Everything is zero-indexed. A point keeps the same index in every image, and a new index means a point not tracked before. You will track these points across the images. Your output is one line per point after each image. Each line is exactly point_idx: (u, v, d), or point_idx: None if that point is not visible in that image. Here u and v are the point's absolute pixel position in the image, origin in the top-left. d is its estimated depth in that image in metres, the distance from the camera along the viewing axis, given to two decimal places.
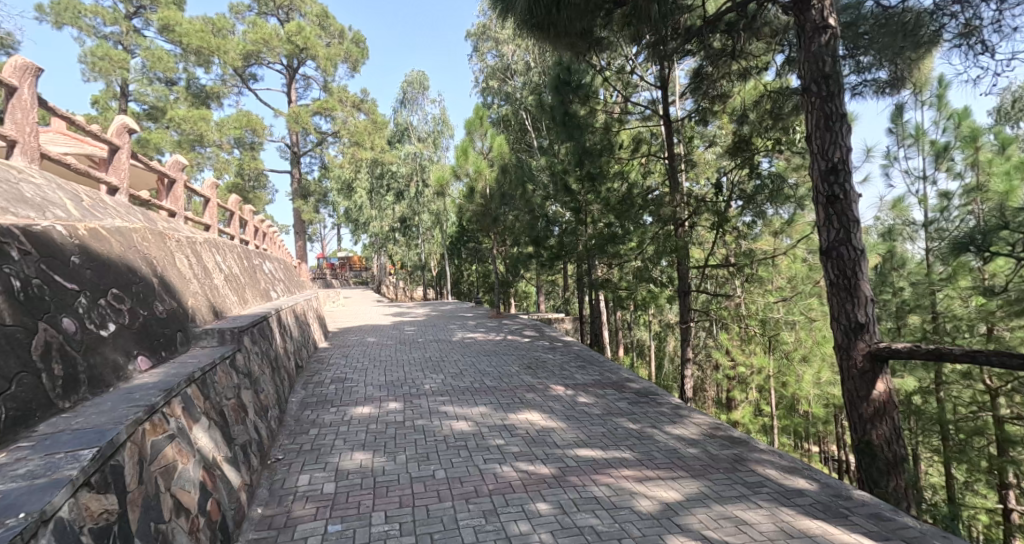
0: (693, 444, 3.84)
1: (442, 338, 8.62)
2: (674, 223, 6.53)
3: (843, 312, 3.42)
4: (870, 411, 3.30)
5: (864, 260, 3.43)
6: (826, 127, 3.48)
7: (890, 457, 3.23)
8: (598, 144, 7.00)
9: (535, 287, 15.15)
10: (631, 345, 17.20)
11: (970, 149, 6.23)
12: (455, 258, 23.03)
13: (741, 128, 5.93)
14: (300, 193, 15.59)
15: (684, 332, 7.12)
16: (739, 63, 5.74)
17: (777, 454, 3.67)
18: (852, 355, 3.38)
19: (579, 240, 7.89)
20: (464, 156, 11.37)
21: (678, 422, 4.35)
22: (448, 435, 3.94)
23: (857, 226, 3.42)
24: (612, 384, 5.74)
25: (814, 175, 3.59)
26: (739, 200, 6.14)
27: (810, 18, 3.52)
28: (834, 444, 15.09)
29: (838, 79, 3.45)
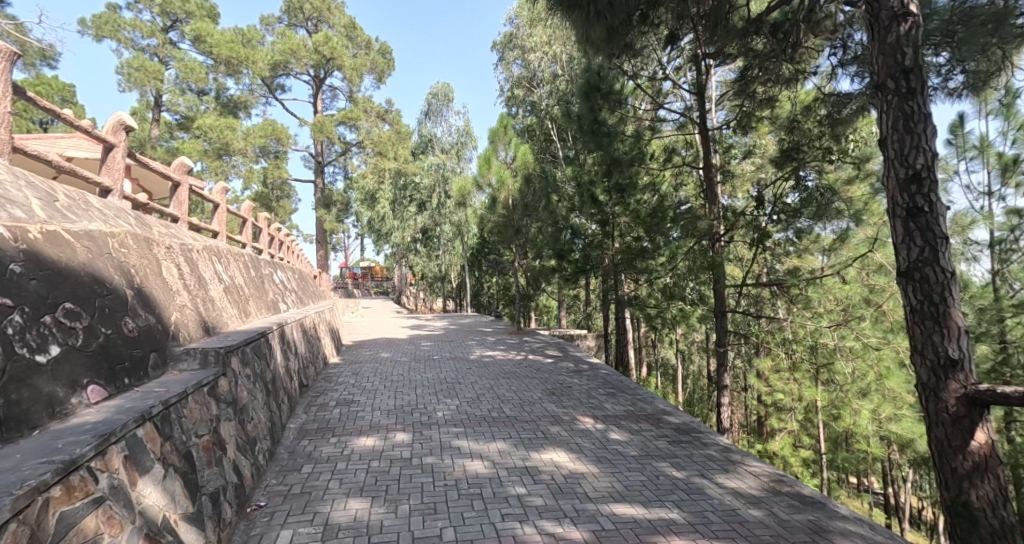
0: (755, 505, 3.65)
1: (459, 355, 8.29)
2: (710, 238, 6.16)
3: (931, 345, 3.12)
4: (968, 465, 2.99)
5: (953, 283, 3.11)
6: (906, 129, 3.19)
7: (995, 525, 2.90)
8: (628, 153, 6.58)
9: (558, 301, 14.75)
10: (655, 363, 16.66)
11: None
12: (477, 270, 22.82)
13: (793, 135, 5.61)
14: (323, 203, 15.52)
15: (721, 357, 6.70)
16: (790, 66, 5.38)
17: (862, 524, 3.46)
18: (943, 397, 3.08)
19: (606, 254, 7.55)
20: (488, 165, 11.04)
21: (732, 472, 4.19)
22: (461, 480, 3.70)
23: (945, 243, 3.11)
24: (647, 417, 5.39)
25: (890, 184, 3.30)
26: (782, 216, 5.71)
27: (887, 5, 3.23)
28: (872, 473, 14.32)
29: (920, 73, 3.17)
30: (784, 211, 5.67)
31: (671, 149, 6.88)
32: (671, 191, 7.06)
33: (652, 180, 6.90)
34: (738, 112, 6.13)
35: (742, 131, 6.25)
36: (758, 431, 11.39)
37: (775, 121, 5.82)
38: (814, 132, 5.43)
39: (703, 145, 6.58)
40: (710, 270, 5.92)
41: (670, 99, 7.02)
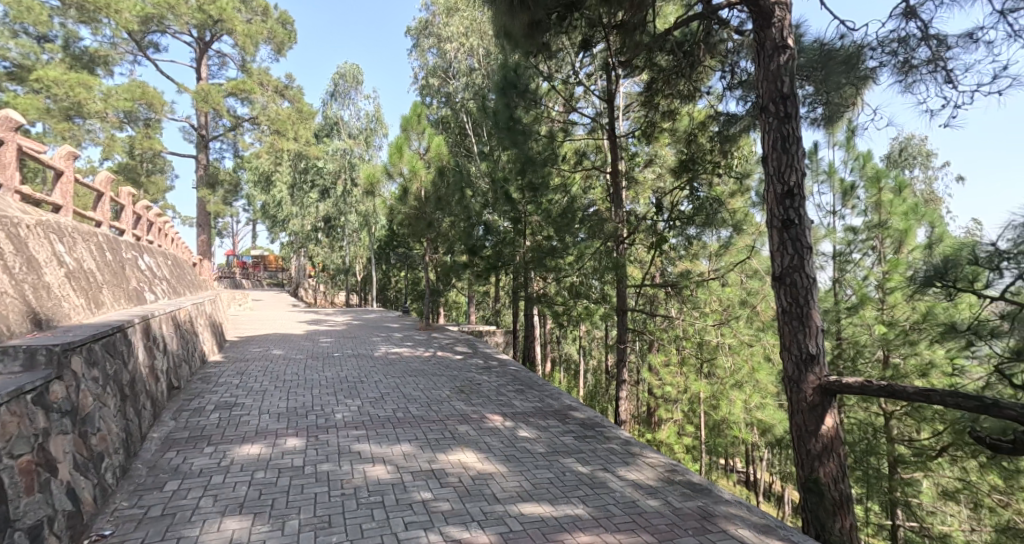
0: (652, 495, 3.78)
1: (362, 352, 7.92)
2: (616, 240, 6.39)
3: (795, 342, 3.67)
4: (818, 446, 3.56)
5: (816, 289, 3.67)
6: (783, 149, 3.69)
7: (837, 497, 3.47)
8: (543, 154, 6.56)
9: (467, 297, 14.63)
10: (558, 359, 17.14)
11: (873, 189, 7.73)
12: (382, 264, 22.19)
13: (688, 148, 5.98)
14: (208, 183, 13.89)
15: (622, 352, 6.98)
16: (689, 82, 5.62)
17: (743, 508, 3.70)
18: (802, 388, 3.63)
19: (518, 251, 7.55)
20: (399, 154, 10.63)
21: (632, 464, 4.34)
22: (360, 488, 3.49)
23: (809, 253, 3.65)
24: (555, 414, 5.51)
25: (770, 199, 3.78)
26: (676, 223, 6.18)
27: (771, 36, 3.74)
28: (743, 460, 15.76)
29: (794, 101, 3.69)
30: (679, 218, 6.10)
31: (582, 153, 7.20)
32: (581, 193, 7.26)
33: (564, 181, 7.02)
34: (643, 122, 6.46)
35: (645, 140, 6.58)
36: (649, 422, 12.04)
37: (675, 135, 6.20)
38: (707, 146, 5.74)
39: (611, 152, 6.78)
40: (615, 270, 6.14)
41: (582, 103, 7.15)
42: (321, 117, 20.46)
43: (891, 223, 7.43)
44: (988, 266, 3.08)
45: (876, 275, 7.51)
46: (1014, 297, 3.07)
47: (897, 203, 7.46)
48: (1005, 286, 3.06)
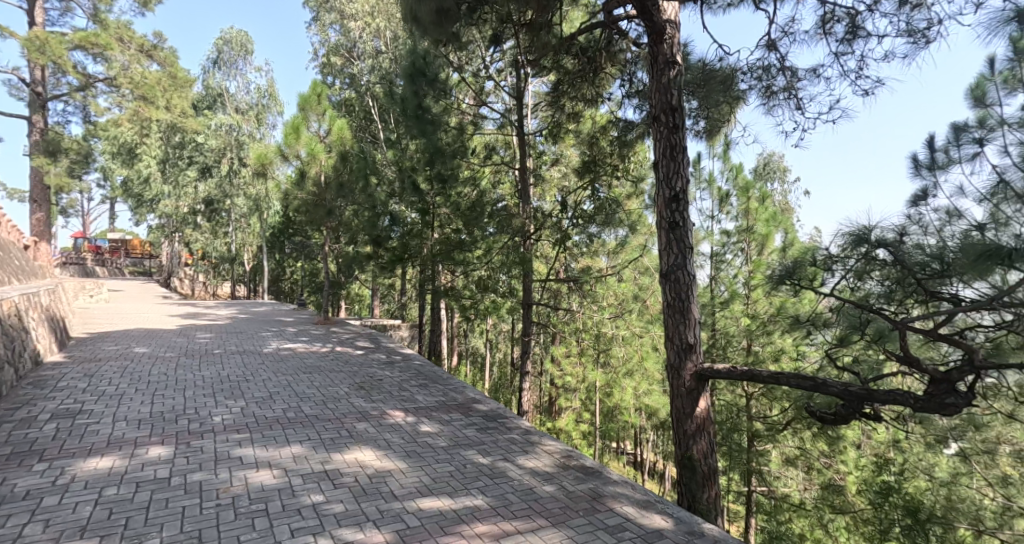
0: (548, 481, 4.00)
1: (247, 349, 7.38)
2: (522, 236, 6.65)
3: (678, 332, 4.68)
4: (693, 428, 4.58)
5: (694, 286, 4.76)
6: (672, 156, 4.68)
7: (705, 470, 4.48)
8: (452, 144, 6.49)
9: (370, 290, 14.16)
10: (465, 352, 17.15)
11: (742, 198, 8.45)
12: (276, 252, 20.91)
13: (590, 151, 6.67)
14: (47, 150, 11.81)
15: (526, 345, 7.19)
16: (592, 89, 6.21)
17: (629, 486, 4.01)
18: (683, 375, 4.66)
19: (426, 244, 6.99)
20: (296, 135, 9.90)
21: (531, 453, 4.53)
22: (239, 496, 3.24)
23: (690, 248, 4.71)
24: (459, 407, 5.52)
25: (660, 202, 4.78)
26: (580, 220, 6.68)
27: (662, 53, 4.71)
28: (634, 443, 16.80)
29: (681, 113, 4.68)
30: (582, 216, 6.65)
31: (492, 148, 7.29)
32: (490, 187, 7.37)
33: (473, 174, 7.06)
34: (550, 122, 6.94)
35: (552, 139, 7.11)
36: (550, 411, 12.43)
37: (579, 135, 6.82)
38: (607, 150, 6.46)
39: (519, 149, 7.09)
40: (522, 264, 6.39)
41: (492, 98, 7.17)
42: (202, 87, 19.01)
43: (756, 228, 8.31)
44: (823, 266, 3.80)
45: (744, 274, 8.39)
46: (841, 294, 3.83)
47: (761, 211, 8.26)
48: (837, 284, 3.79)
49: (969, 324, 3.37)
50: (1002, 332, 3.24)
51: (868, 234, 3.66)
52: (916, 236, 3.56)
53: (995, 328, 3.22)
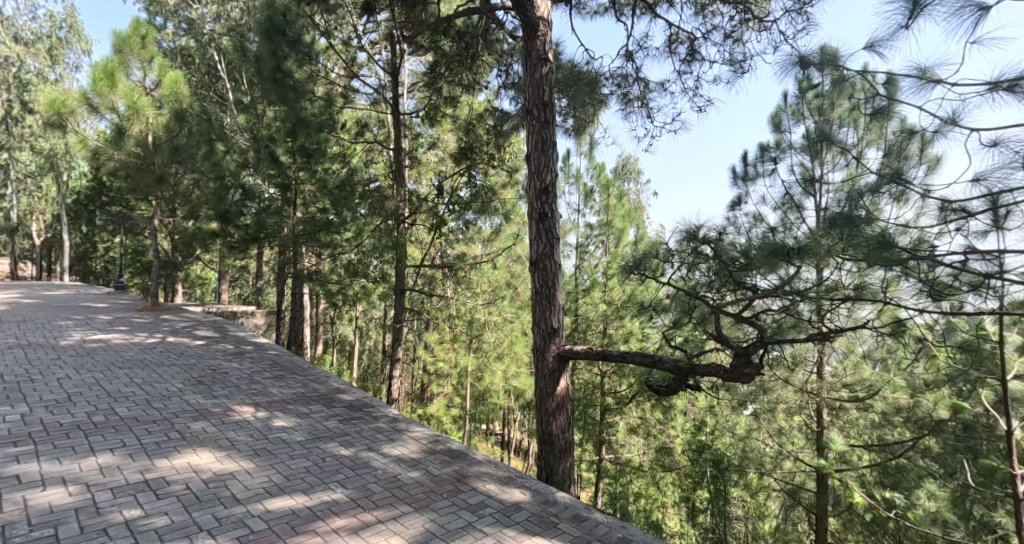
0: (413, 467, 4.08)
1: (42, 343, 6.17)
2: (395, 219, 6.52)
3: (544, 318, 4.96)
4: (553, 405, 4.87)
5: (558, 274, 5.06)
6: (543, 149, 5.02)
7: (562, 444, 4.82)
8: (318, 116, 6.00)
9: (216, 270, 12.74)
10: (331, 340, 16.23)
11: (604, 195, 9.04)
12: (93, 223, 17.90)
13: (466, 137, 6.87)
14: None
15: (398, 331, 7.12)
16: (470, 74, 6.32)
17: (492, 466, 4.31)
18: (546, 355, 4.94)
19: (286, 223, 6.37)
20: (109, 81, 7.94)
21: (397, 440, 4.57)
22: (16, 523, 2.72)
23: (557, 238, 5.02)
24: (320, 397, 5.25)
25: (531, 193, 5.06)
26: (456, 207, 6.82)
27: (536, 48, 5.02)
28: (499, 425, 17.31)
29: (551, 109, 5.02)
30: (458, 203, 6.82)
31: (364, 124, 6.92)
32: (362, 166, 7.06)
33: (342, 150, 6.66)
34: (427, 104, 6.95)
35: (429, 122, 7.12)
36: (421, 398, 12.24)
37: (456, 122, 7.00)
38: (483, 138, 6.75)
39: (394, 128, 6.93)
40: (395, 249, 6.23)
41: (365, 71, 6.74)
42: None
43: (614, 223, 8.95)
44: (664, 259, 4.53)
45: (604, 264, 8.86)
46: (676, 283, 4.57)
47: (619, 206, 8.94)
48: (673, 274, 4.54)
49: (763, 308, 4.26)
50: (783, 315, 4.19)
51: (698, 232, 4.41)
52: (731, 235, 4.35)
53: (779, 311, 4.13)
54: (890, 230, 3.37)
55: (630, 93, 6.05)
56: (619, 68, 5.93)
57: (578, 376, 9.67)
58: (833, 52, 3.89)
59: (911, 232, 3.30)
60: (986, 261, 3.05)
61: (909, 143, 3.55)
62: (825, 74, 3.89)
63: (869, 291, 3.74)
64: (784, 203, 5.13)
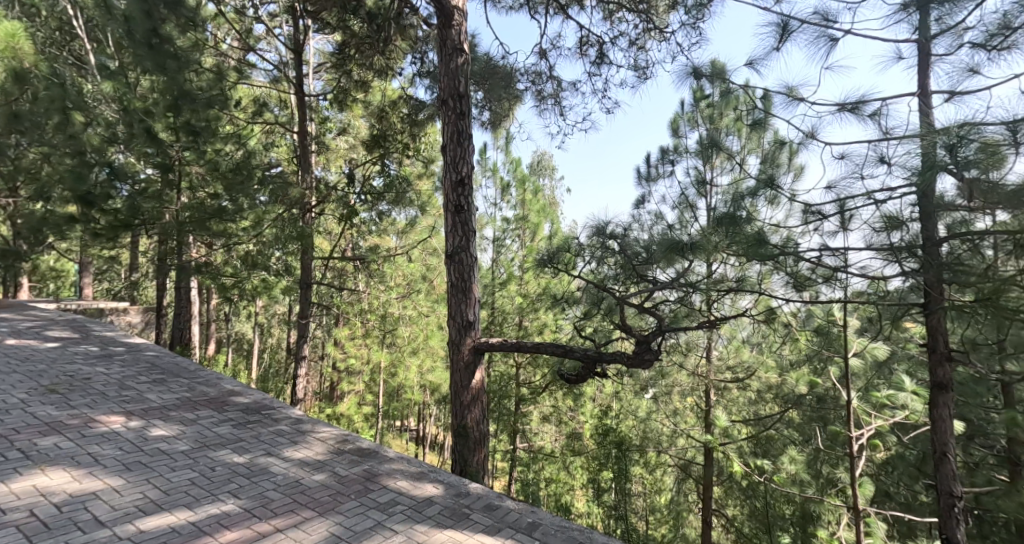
0: (318, 470, 3.88)
1: None
2: (301, 208, 6.15)
3: (459, 311, 4.82)
4: (468, 398, 4.74)
5: (474, 266, 4.93)
6: (459, 141, 4.85)
7: (477, 435, 4.72)
8: (206, 90, 5.44)
9: (86, 262, 11.34)
10: (227, 338, 15.06)
11: (520, 189, 9.02)
12: None
13: (379, 125, 6.64)
14: None
15: (304, 327, 6.75)
16: (381, 59, 6.16)
17: (405, 462, 4.26)
18: (461, 348, 4.80)
19: (168, 210, 5.76)
20: None
21: (300, 443, 4.33)
22: None
23: (473, 232, 4.89)
24: (210, 401, 4.83)
25: (446, 184, 4.89)
26: (369, 198, 6.58)
27: (451, 37, 4.86)
28: (413, 420, 16.97)
29: (467, 100, 4.88)
30: (371, 192, 6.59)
31: (263, 103, 6.40)
32: (261, 149, 6.57)
33: (236, 131, 6.13)
34: (335, 87, 6.66)
35: (338, 106, 6.83)
36: (330, 397, 11.64)
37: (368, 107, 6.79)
38: (397, 126, 6.54)
39: (298, 110, 6.51)
40: (300, 240, 5.85)
41: (263, 45, 6.22)
42: None
43: (529, 217, 8.97)
44: (576, 253, 4.62)
45: (520, 258, 8.85)
46: (587, 277, 4.61)
47: (534, 201, 8.94)
48: (584, 268, 4.60)
49: (661, 300, 4.41)
50: (678, 306, 4.38)
51: (606, 227, 4.50)
52: (636, 232, 4.52)
53: (675, 302, 4.31)
54: (764, 229, 3.81)
55: (544, 90, 6.02)
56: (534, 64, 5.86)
57: (493, 368, 9.64)
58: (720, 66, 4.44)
59: (781, 231, 3.75)
60: (836, 257, 3.59)
61: (779, 152, 4.09)
62: (715, 86, 4.42)
63: (748, 283, 4.06)
64: (679, 203, 5.50)
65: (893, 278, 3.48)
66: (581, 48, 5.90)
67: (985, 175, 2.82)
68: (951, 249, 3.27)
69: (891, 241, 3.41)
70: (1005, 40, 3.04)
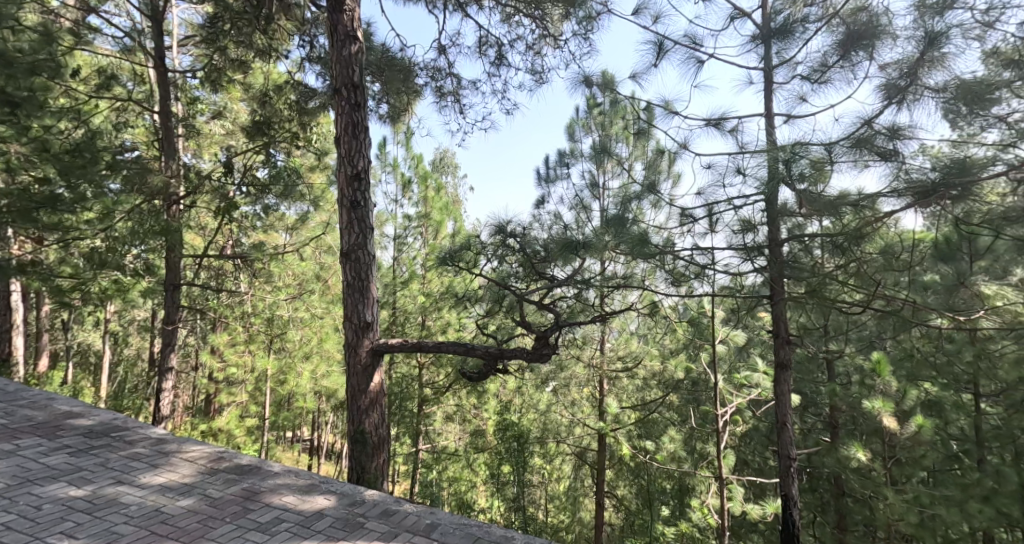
0: (183, 495, 3.36)
1: None
2: (165, 199, 5.42)
3: (356, 312, 4.41)
4: (366, 402, 4.34)
5: (373, 264, 4.53)
6: (354, 134, 4.43)
7: (375, 440, 4.33)
8: (33, 54, 4.57)
9: None
10: (75, 350, 13.07)
11: (421, 186, 8.64)
12: None
13: (261, 111, 6.06)
14: None
15: (170, 335, 5.99)
16: (263, 38, 5.65)
17: (292, 476, 3.84)
18: (359, 350, 4.39)
19: None
20: None
21: (162, 466, 3.75)
22: None
23: (371, 231, 4.50)
24: (41, 427, 4.05)
25: (341, 179, 4.48)
26: (251, 189, 5.91)
27: (342, 23, 4.42)
28: (305, 430, 15.87)
29: (362, 91, 4.47)
30: (254, 185, 5.91)
31: (112, 76, 5.51)
32: (111, 130, 5.70)
33: (76, 106, 5.24)
34: (206, 65, 5.91)
35: (210, 86, 6.12)
36: (205, 411, 10.49)
37: (249, 91, 6.30)
38: (283, 114, 6.01)
39: (160, 87, 5.75)
40: (164, 235, 5.13)
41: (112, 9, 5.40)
42: None
43: (432, 215, 8.63)
44: (479, 251, 4.34)
45: (422, 255, 8.50)
46: (490, 275, 4.38)
47: (437, 198, 8.63)
48: (485, 266, 4.37)
49: (559, 296, 4.36)
50: (574, 302, 4.36)
51: (507, 226, 4.29)
52: (536, 229, 4.38)
53: (572, 298, 4.26)
54: (647, 230, 3.97)
55: (445, 87, 5.73)
56: (433, 58, 5.55)
57: (393, 369, 9.09)
58: (609, 77, 4.75)
59: (663, 232, 3.95)
60: (704, 256, 3.91)
61: (659, 160, 4.40)
62: (604, 95, 4.74)
63: (634, 279, 4.29)
64: (575, 204, 5.50)
65: (748, 274, 3.99)
66: (481, 47, 5.69)
67: (812, 188, 3.42)
68: (789, 250, 3.90)
69: (745, 241, 3.91)
70: (822, 75, 3.90)
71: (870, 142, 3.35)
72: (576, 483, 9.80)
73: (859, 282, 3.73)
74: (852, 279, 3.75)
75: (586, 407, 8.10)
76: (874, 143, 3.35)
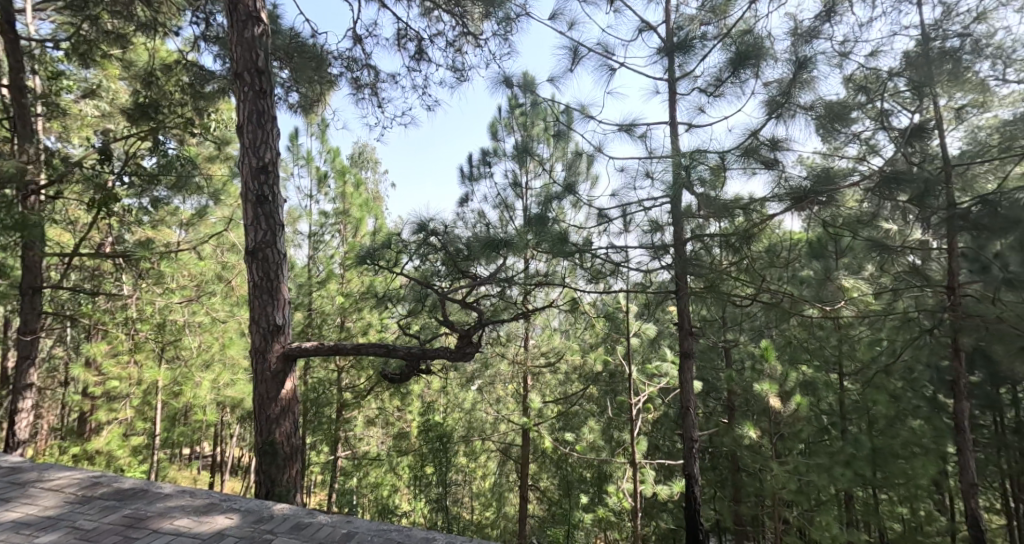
0: (46, 529, 2.78)
1: None
2: (23, 187, 4.60)
3: (264, 315, 3.90)
4: (276, 411, 3.85)
5: (283, 263, 4.05)
6: (259, 124, 3.93)
7: (287, 450, 3.82)
8: None
9: None
10: None
11: (339, 181, 8.08)
12: None
13: (146, 92, 5.32)
14: None
15: (25, 346, 5.11)
16: (146, 10, 4.94)
17: (185, 496, 3.29)
18: (268, 356, 3.88)
19: None
20: None
21: (17, 500, 3.09)
22: None
23: (281, 230, 4.00)
24: None
25: (245, 170, 3.94)
26: (136, 180, 5.14)
27: (245, 2, 3.90)
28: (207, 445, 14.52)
29: (268, 77, 3.97)
30: (139, 175, 5.14)
31: None
32: None
33: None
34: (72, 35, 4.99)
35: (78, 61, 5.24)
36: (80, 430, 9.19)
37: (129, 69, 5.61)
38: (174, 97, 5.31)
39: (9, 55, 4.86)
40: (20, 230, 4.29)
41: None
42: None
43: (350, 212, 8.10)
44: (400, 249, 3.95)
45: (341, 255, 7.94)
46: (413, 273, 4.03)
47: (356, 195, 8.13)
48: (407, 265, 4.00)
49: (483, 295, 4.11)
50: (497, 300, 4.14)
51: (428, 223, 3.93)
52: (458, 228, 4.05)
53: (495, 297, 4.04)
54: (568, 230, 3.88)
55: (362, 78, 5.28)
56: (348, 47, 5.10)
57: (309, 376, 8.42)
58: (529, 79, 4.60)
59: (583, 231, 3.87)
60: (619, 254, 3.83)
61: (579, 162, 4.19)
62: (524, 96, 4.60)
63: (558, 274, 4.10)
64: (499, 203, 5.24)
65: (660, 272, 3.95)
66: (400, 39, 5.30)
67: (711, 192, 3.52)
68: (692, 248, 3.88)
69: (653, 240, 3.84)
70: (715, 90, 4.00)
71: (755, 151, 3.40)
72: (501, 480, 9.67)
73: (749, 278, 3.79)
74: (741, 273, 3.81)
75: (511, 404, 7.94)
76: (759, 153, 3.41)
